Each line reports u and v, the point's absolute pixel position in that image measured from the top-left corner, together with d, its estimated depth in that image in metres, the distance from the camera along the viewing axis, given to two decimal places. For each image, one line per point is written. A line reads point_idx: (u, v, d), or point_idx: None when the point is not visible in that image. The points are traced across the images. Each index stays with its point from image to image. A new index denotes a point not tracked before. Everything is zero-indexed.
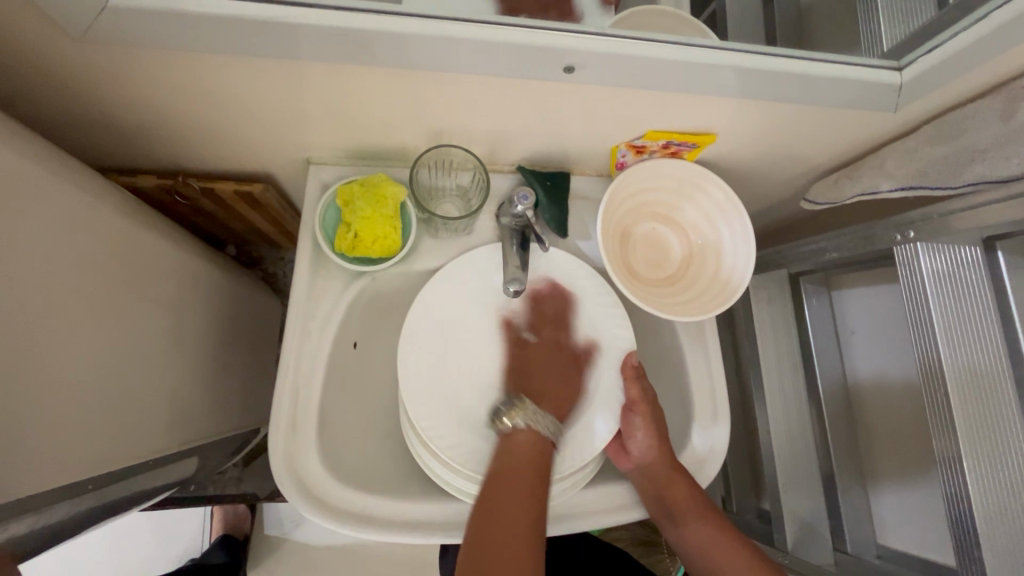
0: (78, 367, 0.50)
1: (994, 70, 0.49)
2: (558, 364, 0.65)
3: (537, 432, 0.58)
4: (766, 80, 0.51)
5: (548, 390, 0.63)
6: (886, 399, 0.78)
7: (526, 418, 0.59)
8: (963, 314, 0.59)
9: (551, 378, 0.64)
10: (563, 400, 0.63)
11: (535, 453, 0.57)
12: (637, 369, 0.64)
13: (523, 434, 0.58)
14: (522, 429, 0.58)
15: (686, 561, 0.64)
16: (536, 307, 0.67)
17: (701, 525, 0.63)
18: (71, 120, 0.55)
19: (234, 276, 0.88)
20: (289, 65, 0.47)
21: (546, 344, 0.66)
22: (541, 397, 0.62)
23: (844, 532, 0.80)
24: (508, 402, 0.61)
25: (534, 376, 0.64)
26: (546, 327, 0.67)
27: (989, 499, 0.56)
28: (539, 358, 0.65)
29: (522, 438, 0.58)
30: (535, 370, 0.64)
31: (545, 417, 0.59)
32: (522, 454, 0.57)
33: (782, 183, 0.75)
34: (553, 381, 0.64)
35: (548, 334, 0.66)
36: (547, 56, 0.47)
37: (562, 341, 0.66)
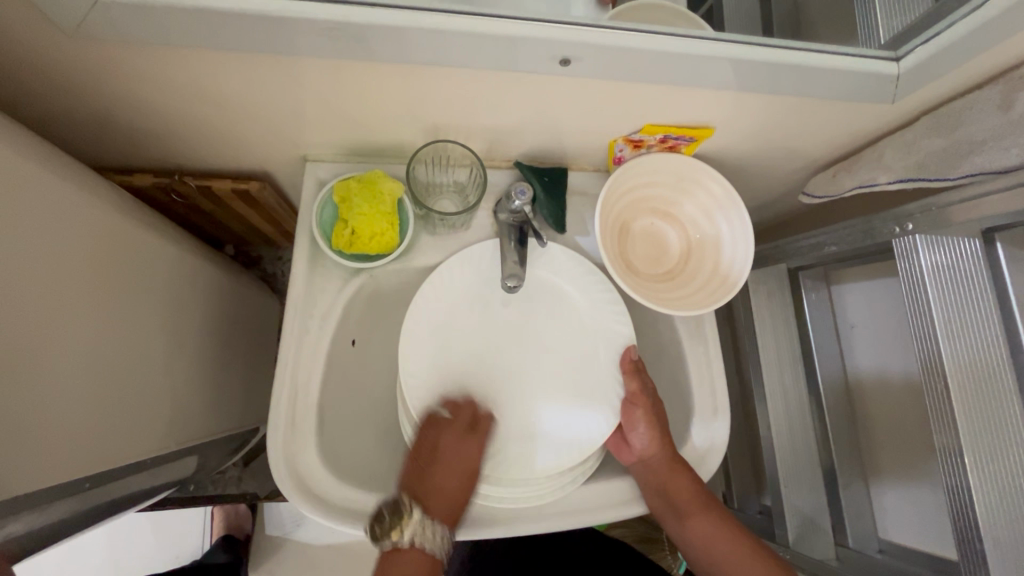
0: (74, 364, 0.50)
1: (992, 59, 0.49)
2: (449, 465, 0.59)
3: (423, 552, 0.58)
4: (763, 71, 0.51)
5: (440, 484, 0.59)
6: (886, 393, 0.78)
7: (410, 532, 0.57)
8: (963, 306, 0.59)
9: (454, 473, 0.59)
10: (454, 504, 0.59)
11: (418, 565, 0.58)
12: (637, 363, 0.64)
13: (410, 552, 0.58)
14: (408, 544, 0.58)
15: (688, 555, 0.64)
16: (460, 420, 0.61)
17: (704, 516, 0.63)
18: (66, 117, 0.55)
19: (232, 274, 0.88)
20: (284, 61, 0.47)
21: (455, 429, 0.60)
22: (431, 501, 0.58)
23: (846, 527, 0.80)
24: (395, 510, 0.58)
25: (446, 475, 0.59)
26: (462, 415, 0.61)
27: (989, 490, 0.56)
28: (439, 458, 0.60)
29: (405, 552, 0.58)
30: (428, 470, 0.60)
31: (434, 536, 0.58)
32: (404, 565, 0.57)
33: (781, 177, 0.74)
34: (448, 478, 0.59)
35: (462, 420, 0.61)
36: (542, 49, 0.47)
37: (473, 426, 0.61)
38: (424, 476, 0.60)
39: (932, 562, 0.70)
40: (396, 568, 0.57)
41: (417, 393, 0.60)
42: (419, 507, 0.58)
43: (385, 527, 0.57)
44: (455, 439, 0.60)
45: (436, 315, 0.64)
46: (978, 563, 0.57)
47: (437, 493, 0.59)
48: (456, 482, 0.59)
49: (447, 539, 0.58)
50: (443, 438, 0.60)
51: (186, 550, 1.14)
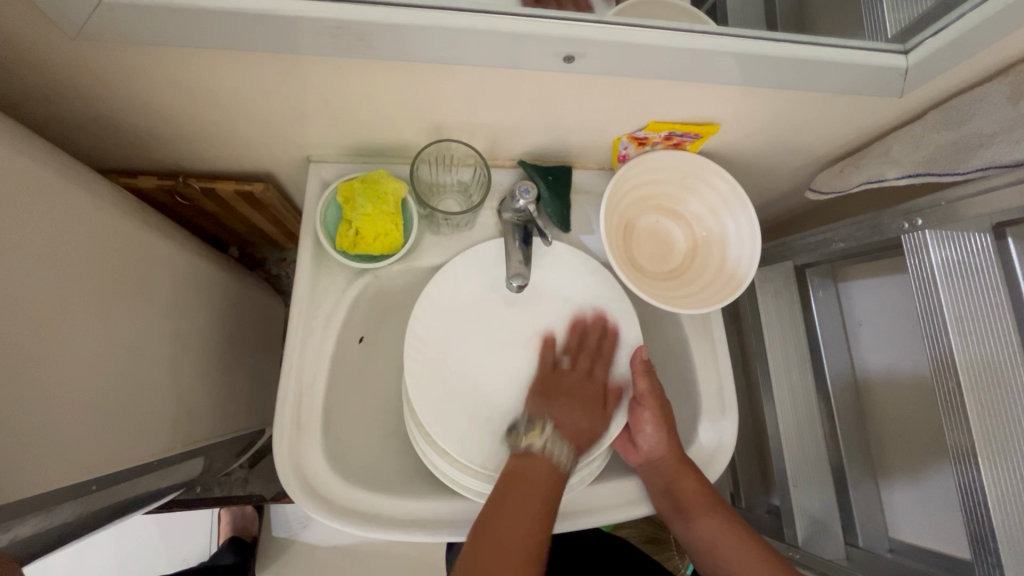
0: (80, 366, 0.50)
1: (1003, 50, 0.48)
2: (585, 394, 0.63)
3: (552, 458, 0.57)
4: (769, 66, 0.50)
5: (566, 420, 0.60)
6: (896, 390, 0.77)
7: (543, 440, 0.58)
8: (975, 304, 0.58)
9: (572, 406, 0.61)
10: (581, 431, 0.60)
11: (548, 474, 0.56)
12: (648, 364, 0.64)
13: (538, 461, 0.57)
14: (537, 452, 0.57)
15: (694, 556, 0.63)
16: (583, 336, 0.66)
17: (710, 518, 0.62)
18: (70, 120, 0.55)
19: (237, 276, 0.88)
20: (287, 60, 0.47)
21: (579, 372, 0.64)
22: (561, 420, 0.60)
23: (855, 526, 0.79)
24: (529, 422, 0.60)
25: (558, 399, 0.62)
26: (585, 353, 0.65)
27: (1003, 489, 0.55)
28: (571, 387, 0.63)
29: (535, 461, 0.57)
30: (558, 390, 0.62)
31: (564, 449, 0.58)
32: (540, 471, 0.56)
33: (788, 173, 0.74)
34: (574, 413, 0.61)
35: (582, 350, 0.65)
36: (546, 45, 0.46)
37: (593, 374, 0.64)
38: (554, 395, 0.62)
39: (944, 562, 0.69)
40: (530, 473, 0.56)
41: (423, 396, 0.60)
42: (546, 421, 0.59)
43: (520, 435, 0.59)
44: (578, 380, 0.63)
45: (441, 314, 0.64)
46: (992, 563, 0.56)
47: (569, 418, 0.60)
48: (586, 418, 0.61)
49: (571, 457, 0.58)
50: (561, 377, 0.63)
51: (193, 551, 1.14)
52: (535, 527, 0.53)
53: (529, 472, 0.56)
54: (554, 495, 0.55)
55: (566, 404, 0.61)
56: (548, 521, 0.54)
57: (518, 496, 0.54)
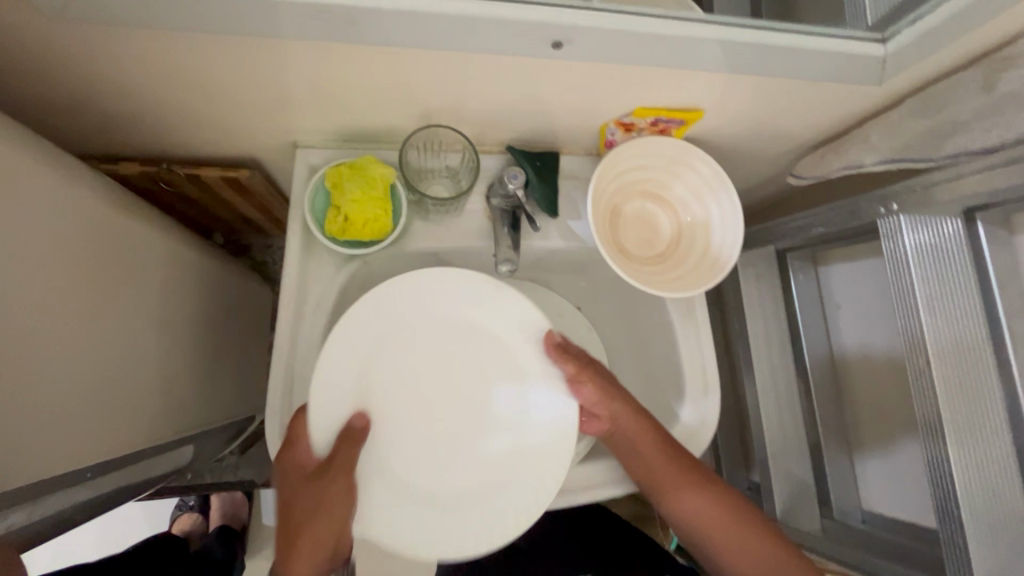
0: (66, 355, 0.49)
1: (977, 40, 0.50)
2: (307, 498, 0.56)
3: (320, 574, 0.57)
4: (752, 54, 0.51)
5: (303, 524, 0.57)
6: (869, 368, 0.80)
7: None
8: (946, 282, 0.61)
9: (310, 510, 0.57)
10: (318, 545, 0.57)
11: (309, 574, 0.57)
12: (557, 345, 0.62)
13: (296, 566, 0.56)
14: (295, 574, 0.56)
15: (683, 531, 0.66)
16: (298, 442, 0.57)
17: (686, 485, 0.64)
18: (48, 105, 0.54)
19: (223, 264, 0.88)
20: (271, 44, 0.47)
21: (300, 468, 0.57)
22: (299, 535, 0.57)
23: (830, 499, 0.83)
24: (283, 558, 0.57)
25: (297, 507, 0.58)
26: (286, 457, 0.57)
27: (966, 458, 0.59)
28: (293, 486, 0.57)
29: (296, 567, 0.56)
30: (308, 517, 0.57)
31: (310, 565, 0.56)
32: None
33: (771, 159, 0.75)
34: (319, 528, 0.56)
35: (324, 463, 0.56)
36: (534, 32, 0.47)
37: (328, 479, 0.56)
38: (302, 525, 0.57)
39: (913, 531, 0.73)
40: None
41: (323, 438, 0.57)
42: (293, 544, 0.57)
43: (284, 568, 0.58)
44: (299, 482, 0.57)
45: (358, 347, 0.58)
46: (955, 530, 0.59)
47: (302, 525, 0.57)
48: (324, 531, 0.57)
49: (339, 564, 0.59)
50: (287, 480, 0.57)
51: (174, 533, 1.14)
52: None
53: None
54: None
55: (313, 526, 0.57)
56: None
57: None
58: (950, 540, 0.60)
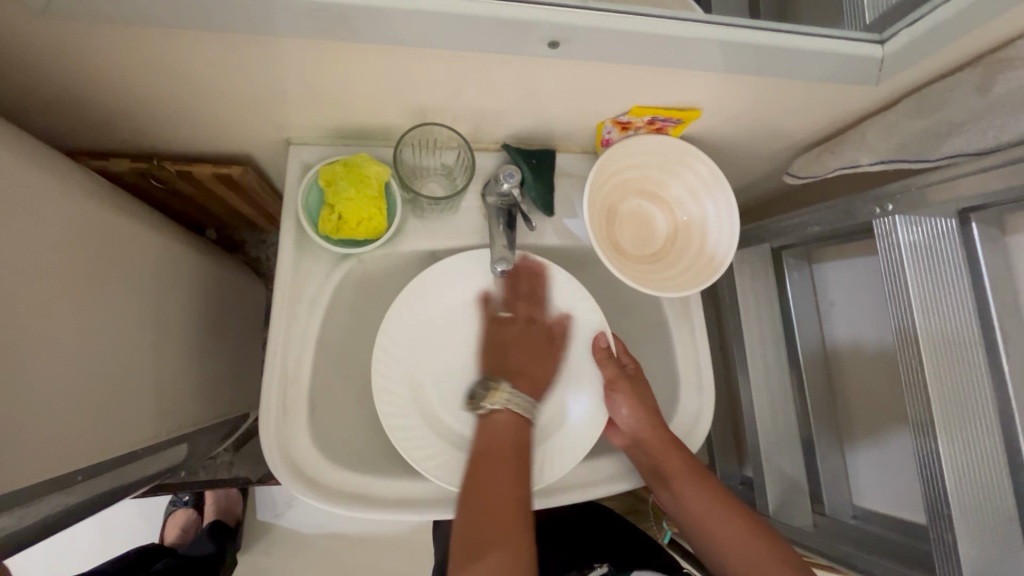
0: (57, 356, 0.49)
1: (975, 41, 0.50)
2: (530, 346, 0.67)
3: (513, 413, 0.61)
4: (750, 55, 0.51)
5: (528, 370, 0.66)
6: (861, 366, 0.81)
7: (501, 401, 0.61)
8: (938, 281, 0.61)
9: (526, 352, 0.67)
10: (529, 381, 0.65)
11: (512, 433, 0.60)
12: (608, 350, 0.67)
13: (500, 415, 0.61)
14: (499, 411, 0.61)
15: (683, 527, 0.66)
16: (513, 286, 0.68)
17: (699, 487, 0.65)
18: (35, 102, 0.53)
19: (216, 260, 0.87)
20: (263, 42, 0.46)
21: (519, 322, 0.68)
22: (518, 380, 0.65)
23: (822, 495, 0.84)
24: (485, 386, 0.63)
25: (513, 359, 0.67)
26: (520, 307, 0.68)
27: (957, 456, 0.59)
28: (510, 338, 0.68)
29: (499, 418, 0.61)
30: (507, 348, 0.68)
31: (523, 400, 0.62)
32: (500, 431, 0.60)
33: (767, 157, 0.75)
34: (535, 366, 0.66)
35: (520, 314, 0.68)
36: (531, 31, 0.46)
37: (532, 317, 0.68)
38: (504, 357, 0.67)
39: (904, 527, 0.74)
40: (495, 438, 0.59)
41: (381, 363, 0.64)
42: (501, 384, 0.63)
43: (481, 402, 0.62)
44: (518, 333, 0.68)
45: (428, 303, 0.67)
46: (944, 527, 0.60)
47: (520, 370, 0.66)
48: (542, 371, 0.67)
49: (531, 402, 0.62)
50: (501, 332, 0.68)
51: (170, 531, 1.14)
52: (516, 468, 0.57)
53: (494, 440, 0.59)
54: (521, 444, 0.59)
55: (523, 359, 0.67)
56: (523, 482, 0.57)
57: (489, 475, 0.57)
58: (939, 536, 0.61)
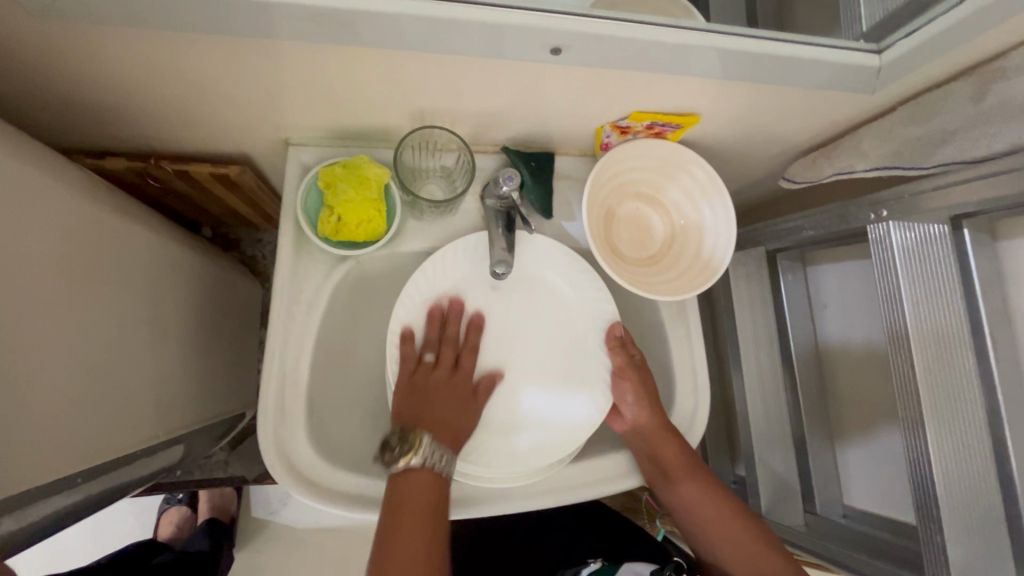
0: (53, 357, 0.49)
1: (970, 52, 0.50)
2: (453, 396, 0.63)
3: (429, 469, 0.57)
4: (749, 63, 0.51)
5: (434, 420, 0.61)
6: (852, 368, 0.82)
7: (425, 455, 0.57)
8: (930, 284, 0.62)
9: (442, 404, 0.62)
10: (450, 432, 0.61)
11: (422, 489, 0.57)
12: (621, 339, 0.67)
13: (418, 473, 0.57)
14: (416, 466, 0.57)
15: (675, 513, 0.69)
16: (438, 329, 0.65)
17: (692, 478, 0.67)
18: (32, 101, 0.52)
19: (212, 259, 0.86)
20: (265, 44, 0.46)
21: (443, 368, 0.64)
22: (435, 429, 0.60)
23: (814, 495, 0.85)
24: (400, 438, 0.59)
25: (425, 407, 0.61)
26: (444, 348, 0.65)
27: (947, 456, 0.60)
28: (436, 384, 0.63)
29: (415, 476, 0.57)
30: (422, 399, 0.62)
31: (441, 451, 0.59)
32: (415, 489, 0.56)
33: (764, 162, 0.76)
34: (446, 415, 0.61)
35: (446, 346, 0.65)
36: (532, 38, 0.46)
37: (460, 364, 0.65)
38: (419, 406, 0.61)
39: (893, 527, 0.75)
40: (405, 492, 0.56)
41: (398, 339, 0.64)
42: (423, 432, 0.59)
43: (395, 453, 0.58)
44: (445, 380, 0.63)
45: (447, 282, 0.66)
46: (933, 527, 0.61)
47: (435, 422, 0.60)
48: (453, 417, 0.62)
49: (453, 461, 0.59)
50: (427, 378, 0.63)
51: (165, 529, 1.13)
52: (431, 530, 0.55)
53: (404, 497, 0.56)
54: (436, 504, 0.57)
55: (436, 410, 0.61)
56: (437, 543, 0.55)
57: (406, 502, 0.56)
58: (928, 536, 0.62)
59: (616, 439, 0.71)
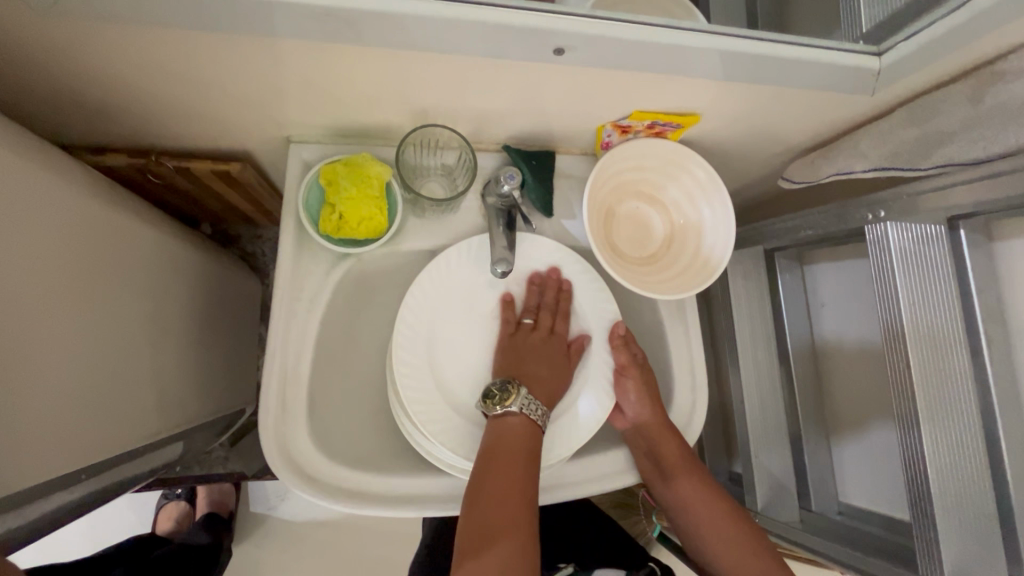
0: (53, 355, 0.49)
1: (968, 55, 0.51)
2: (547, 356, 0.66)
3: (529, 419, 0.59)
4: (750, 64, 0.52)
5: (538, 379, 0.64)
6: (848, 367, 0.82)
7: (519, 403, 0.59)
8: (927, 285, 0.63)
9: (538, 364, 0.65)
10: (546, 388, 0.64)
11: (521, 437, 0.58)
12: (625, 338, 0.67)
13: (513, 419, 0.59)
14: (514, 413, 0.59)
15: (670, 510, 0.70)
16: (541, 297, 0.69)
17: (688, 476, 0.68)
18: (33, 98, 0.52)
19: (212, 255, 0.86)
20: (268, 43, 0.46)
21: (542, 330, 0.67)
22: (530, 383, 0.63)
23: (809, 492, 0.87)
24: (502, 386, 0.61)
25: (525, 365, 0.65)
26: (544, 314, 0.68)
27: (940, 454, 0.61)
28: (532, 345, 0.67)
29: (512, 422, 0.59)
30: (524, 355, 0.66)
31: (539, 406, 0.60)
32: (512, 433, 0.58)
33: (764, 161, 0.76)
34: (543, 372, 0.65)
35: (545, 309, 0.68)
36: (535, 38, 0.47)
37: (556, 330, 0.68)
38: (520, 361, 0.65)
39: (887, 523, 0.77)
40: (504, 440, 0.58)
41: (404, 335, 0.63)
42: (519, 385, 0.61)
43: (496, 400, 0.60)
44: (542, 340, 0.67)
45: (453, 278, 0.66)
46: (927, 524, 0.62)
47: (535, 377, 0.64)
48: (549, 376, 0.65)
49: (547, 413, 0.61)
50: (524, 340, 0.67)
51: (163, 523, 1.14)
52: (527, 475, 0.56)
53: (501, 441, 0.57)
54: (532, 452, 0.58)
55: (534, 367, 0.65)
56: (531, 481, 0.56)
57: (498, 456, 0.56)
58: (922, 533, 0.63)
59: (615, 437, 0.71)
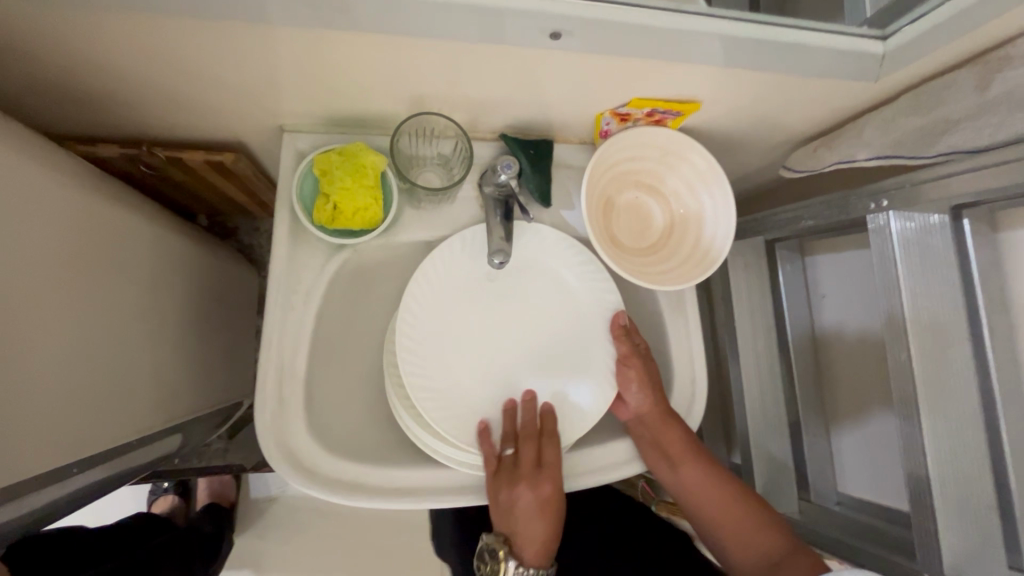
0: (46, 348, 0.48)
1: (974, 40, 0.50)
2: (532, 506, 0.62)
3: None
4: (750, 50, 0.51)
5: (526, 536, 0.63)
6: (849, 357, 0.82)
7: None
8: (930, 274, 0.62)
9: (530, 520, 0.62)
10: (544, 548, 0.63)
11: None
12: (627, 327, 0.67)
13: None
14: None
15: (675, 495, 0.69)
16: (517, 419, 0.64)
17: (694, 465, 0.68)
18: (21, 88, 0.51)
19: (208, 247, 0.86)
20: (259, 30, 0.45)
21: (527, 462, 0.62)
22: (518, 545, 0.63)
23: (808, 483, 0.87)
24: (494, 552, 0.63)
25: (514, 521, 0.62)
26: (525, 441, 0.63)
27: (941, 447, 0.61)
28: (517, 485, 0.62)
29: None
30: (512, 507, 0.62)
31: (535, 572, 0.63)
32: None
33: (765, 150, 0.75)
34: (528, 527, 0.63)
35: (530, 450, 0.62)
36: (532, 24, 0.46)
37: (543, 458, 0.63)
38: (510, 515, 0.62)
39: (886, 513, 0.77)
40: None
41: (407, 322, 0.63)
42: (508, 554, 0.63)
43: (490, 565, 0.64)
44: (529, 475, 0.62)
45: (452, 268, 0.66)
46: (927, 515, 0.62)
47: (525, 538, 0.63)
48: (537, 526, 0.63)
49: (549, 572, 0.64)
50: (506, 477, 0.62)
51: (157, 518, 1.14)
52: None
53: None
54: None
55: (525, 526, 0.62)
56: None
57: None
58: (922, 524, 0.62)
59: (615, 428, 0.71)
